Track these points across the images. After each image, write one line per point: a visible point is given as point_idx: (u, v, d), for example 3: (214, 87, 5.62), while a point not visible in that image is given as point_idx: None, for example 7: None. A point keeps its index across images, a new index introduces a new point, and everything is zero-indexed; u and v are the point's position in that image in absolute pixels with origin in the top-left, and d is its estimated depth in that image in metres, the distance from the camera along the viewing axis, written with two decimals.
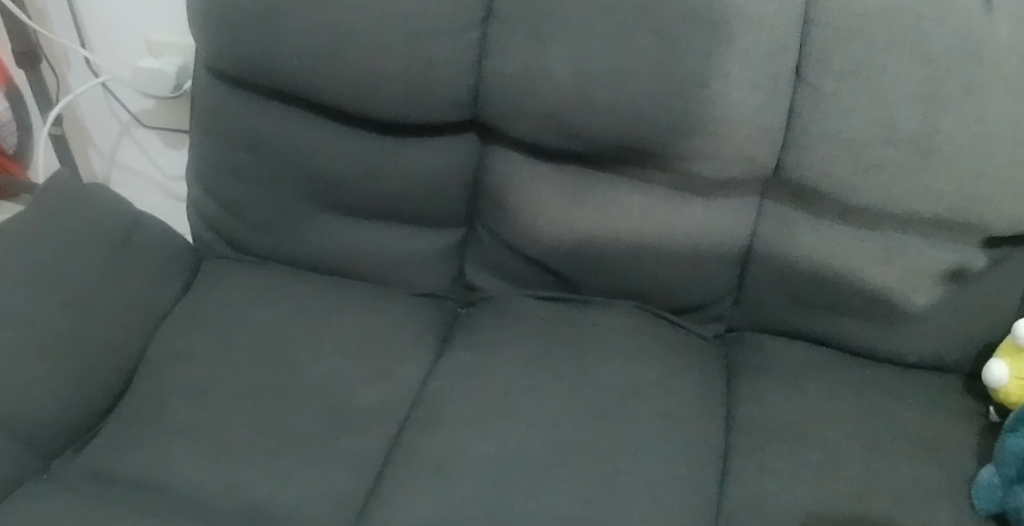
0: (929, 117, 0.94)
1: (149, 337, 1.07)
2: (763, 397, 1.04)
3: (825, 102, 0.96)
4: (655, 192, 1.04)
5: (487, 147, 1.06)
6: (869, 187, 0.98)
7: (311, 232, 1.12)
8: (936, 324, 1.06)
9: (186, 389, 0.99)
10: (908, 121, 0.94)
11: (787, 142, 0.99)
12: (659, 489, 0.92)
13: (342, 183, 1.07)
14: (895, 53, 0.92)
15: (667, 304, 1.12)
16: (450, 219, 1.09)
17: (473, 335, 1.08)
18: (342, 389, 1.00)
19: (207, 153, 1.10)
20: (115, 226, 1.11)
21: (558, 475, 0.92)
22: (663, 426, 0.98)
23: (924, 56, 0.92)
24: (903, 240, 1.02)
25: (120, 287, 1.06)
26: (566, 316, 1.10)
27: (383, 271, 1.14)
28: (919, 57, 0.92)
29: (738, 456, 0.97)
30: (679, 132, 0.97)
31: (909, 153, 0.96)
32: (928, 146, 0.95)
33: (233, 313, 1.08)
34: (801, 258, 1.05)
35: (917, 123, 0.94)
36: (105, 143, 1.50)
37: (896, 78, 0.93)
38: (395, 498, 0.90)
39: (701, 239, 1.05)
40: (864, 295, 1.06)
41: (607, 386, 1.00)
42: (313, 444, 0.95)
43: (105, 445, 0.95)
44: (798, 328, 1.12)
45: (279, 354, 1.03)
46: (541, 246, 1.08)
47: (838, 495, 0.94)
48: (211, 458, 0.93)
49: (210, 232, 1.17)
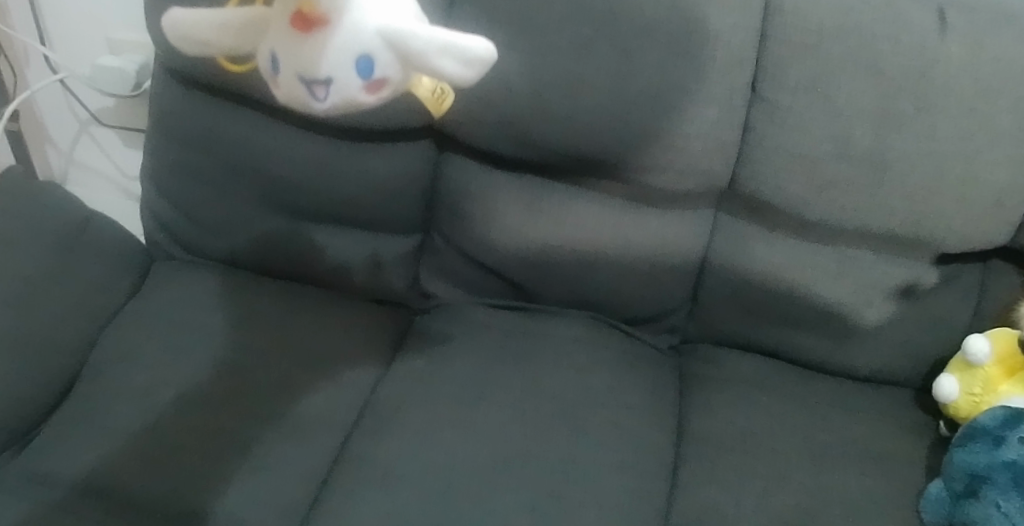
0: (881, 134, 0.95)
1: (94, 338, 1.05)
2: (716, 408, 1.04)
3: (779, 116, 0.97)
4: (612, 203, 1.04)
5: (445, 153, 1.04)
6: (821, 202, 1.00)
7: (266, 236, 1.10)
8: (885, 339, 1.08)
9: (134, 391, 0.98)
10: (860, 137, 0.96)
11: (741, 156, 1.00)
12: (610, 496, 0.92)
13: (298, 188, 1.05)
14: (848, 70, 0.94)
15: (622, 315, 1.12)
16: (405, 227, 1.08)
17: (427, 341, 1.07)
18: (294, 394, 0.99)
19: (160, 152, 1.08)
20: (65, 225, 1.09)
21: (508, 483, 0.91)
22: (614, 434, 0.98)
23: (877, 74, 0.93)
24: (856, 255, 1.04)
25: (68, 286, 1.05)
26: (521, 325, 1.09)
27: (338, 277, 1.12)
28: (872, 75, 0.93)
29: (689, 466, 0.98)
30: (635, 144, 0.98)
31: (861, 169, 0.97)
32: (879, 163, 0.96)
33: (183, 316, 1.06)
34: (755, 271, 1.06)
35: (868, 140, 0.96)
36: (63, 141, 1.48)
37: (849, 95, 0.94)
38: (343, 505, 0.89)
39: (658, 250, 1.05)
40: (818, 309, 1.07)
41: (561, 394, 1.00)
42: (262, 449, 0.93)
43: (46, 448, 0.93)
44: (751, 340, 1.13)
45: (228, 358, 1.01)
46: (496, 255, 1.07)
47: (785, 506, 0.94)
48: (155, 461, 0.91)
49: (161, 234, 1.15)
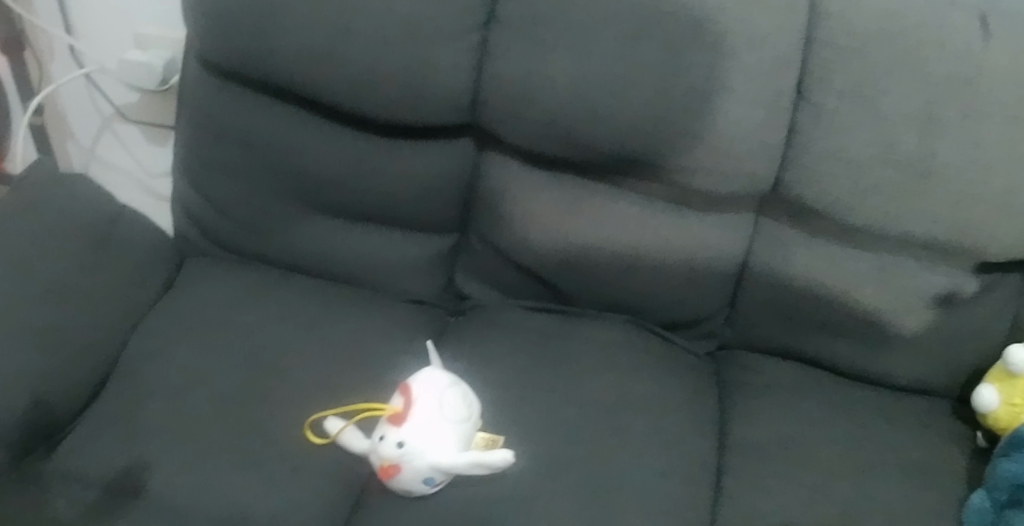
0: (927, 139, 0.93)
1: (127, 335, 1.04)
2: (758, 416, 1.02)
3: (824, 120, 0.95)
4: (653, 205, 1.02)
5: (484, 153, 1.03)
6: (867, 208, 0.97)
7: (300, 234, 1.09)
8: (925, 350, 1.06)
9: (168, 390, 0.96)
10: (907, 142, 0.94)
11: (786, 159, 0.98)
12: (656, 504, 0.90)
13: (333, 184, 1.03)
14: (894, 75, 0.92)
15: (660, 319, 1.10)
16: (441, 225, 1.06)
17: (463, 342, 1.05)
18: (329, 395, 0.97)
19: (193, 146, 1.06)
20: (97, 219, 1.07)
21: (551, 490, 0.89)
22: (659, 440, 0.96)
23: (924, 79, 0.91)
24: (898, 263, 1.01)
25: (102, 281, 1.03)
26: (558, 327, 1.07)
27: (372, 276, 1.11)
28: (919, 80, 0.91)
29: (734, 473, 0.96)
30: (678, 145, 0.96)
31: (907, 175, 0.95)
32: (925, 169, 0.94)
33: (217, 312, 1.05)
34: (796, 278, 1.04)
35: (915, 145, 0.94)
36: (86, 136, 1.46)
37: (896, 100, 0.92)
38: (384, 511, 0.87)
39: (698, 254, 1.03)
40: (858, 317, 1.05)
41: (601, 399, 0.98)
42: (300, 450, 0.92)
43: (80, 446, 0.92)
44: (790, 347, 1.10)
45: (263, 356, 1.00)
46: (534, 255, 1.05)
47: (831, 518, 0.92)
48: (193, 461, 0.90)
49: (193, 230, 1.14)
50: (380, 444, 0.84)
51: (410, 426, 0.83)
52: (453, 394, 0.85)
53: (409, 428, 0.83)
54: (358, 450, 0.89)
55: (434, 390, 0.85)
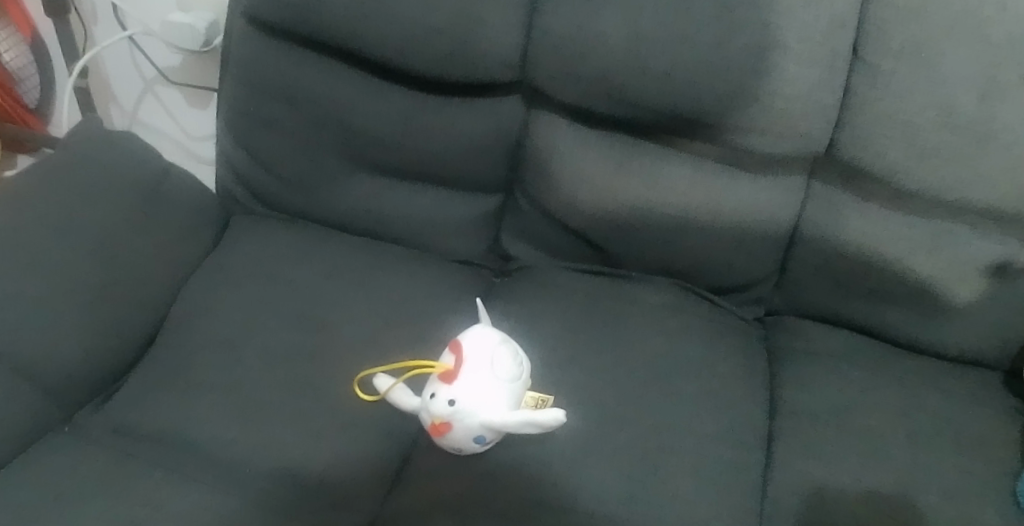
0: (986, 102, 0.90)
1: (175, 291, 1.05)
2: (807, 382, 1.00)
3: (881, 81, 0.92)
4: (704, 166, 0.99)
5: (533, 111, 1.01)
6: (923, 171, 0.94)
7: (346, 192, 1.09)
8: (976, 319, 1.02)
9: (216, 344, 0.97)
10: (966, 105, 0.90)
11: (842, 119, 0.95)
12: (705, 467, 0.89)
13: (380, 142, 1.03)
14: (954, 36, 0.88)
15: (707, 283, 1.08)
16: (488, 185, 1.06)
17: (509, 303, 1.05)
18: (376, 353, 0.97)
19: (240, 103, 1.06)
20: (144, 175, 1.08)
21: (599, 451, 0.89)
22: (709, 403, 0.94)
23: (983, 40, 0.87)
24: (953, 230, 0.98)
25: (150, 239, 1.05)
26: (604, 289, 1.06)
27: (418, 235, 1.10)
28: (978, 42, 0.88)
29: (784, 439, 0.94)
30: (731, 104, 0.94)
31: (966, 139, 0.91)
32: (983, 134, 0.91)
33: (264, 269, 1.05)
34: (848, 243, 1.01)
35: (974, 108, 0.90)
36: (129, 99, 1.47)
37: (955, 60, 0.89)
38: (435, 468, 0.89)
39: (749, 217, 1.01)
40: (909, 284, 1.02)
41: (649, 361, 0.97)
42: (349, 407, 0.92)
43: (131, 400, 0.94)
44: (839, 313, 1.08)
45: (311, 314, 1.00)
46: (581, 216, 1.04)
47: (882, 485, 0.90)
48: (244, 416, 0.91)
49: (239, 187, 1.14)
50: (431, 401, 0.84)
51: (461, 384, 0.83)
52: (504, 351, 0.85)
53: (459, 386, 0.83)
54: (408, 408, 0.87)
55: (485, 347, 0.84)
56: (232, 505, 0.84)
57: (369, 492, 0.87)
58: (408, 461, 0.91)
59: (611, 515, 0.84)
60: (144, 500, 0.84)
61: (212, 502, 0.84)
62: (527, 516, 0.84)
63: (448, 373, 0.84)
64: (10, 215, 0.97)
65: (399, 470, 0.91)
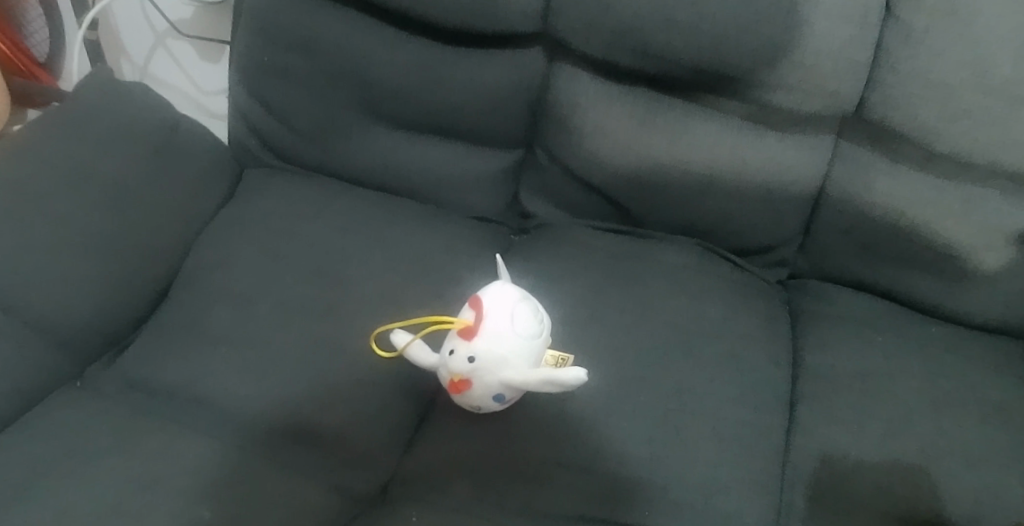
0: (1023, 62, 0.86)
1: (188, 245, 1.04)
2: (832, 344, 0.97)
3: (914, 39, 0.88)
4: (729, 123, 0.96)
5: (555, 64, 0.98)
6: (954, 134, 0.91)
7: (362, 146, 1.06)
8: (1004, 287, 0.98)
9: (230, 299, 0.95)
10: (1001, 65, 0.86)
11: (872, 79, 0.91)
12: (725, 430, 0.88)
13: (398, 94, 1.00)
14: None
15: (730, 244, 1.05)
16: (508, 140, 1.03)
17: (528, 261, 1.03)
18: (393, 310, 0.95)
19: (254, 54, 1.03)
20: (156, 128, 1.06)
21: (620, 411, 0.88)
22: (730, 366, 0.93)
23: None
24: (984, 193, 0.94)
25: (161, 192, 1.03)
26: (626, 248, 1.04)
27: (435, 190, 1.08)
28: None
29: (806, 403, 0.92)
30: (760, 59, 0.90)
31: (1000, 100, 0.88)
32: (1019, 95, 0.87)
33: (278, 224, 1.03)
34: (876, 205, 0.97)
35: (1010, 68, 0.86)
36: (139, 52, 1.43)
37: (991, 19, 0.85)
38: (455, 425, 0.88)
39: (774, 177, 0.98)
40: (934, 249, 0.97)
41: (671, 320, 0.95)
42: (365, 364, 0.91)
43: (143, 355, 0.92)
44: (862, 278, 1.04)
45: (326, 269, 0.98)
46: (602, 173, 1.02)
47: (907, 452, 0.88)
48: (258, 372, 0.89)
49: (253, 140, 1.12)
50: (449, 357, 0.82)
51: (480, 341, 0.81)
52: (524, 307, 0.83)
53: (479, 342, 0.81)
54: (425, 364, 0.86)
55: (506, 304, 0.83)
56: (248, 460, 0.83)
57: (388, 448, 0.87)
58: (425, 416, 0.91)
59: (632, 476, 0.84)
60: (157, 455, 0.83)
61: (228, 458, 0.83)
62: (546, 477, 0.84)
63: (468, 332, 0.82)
64: (19, 167, 0.96)
65: (417, 425, 0.91)
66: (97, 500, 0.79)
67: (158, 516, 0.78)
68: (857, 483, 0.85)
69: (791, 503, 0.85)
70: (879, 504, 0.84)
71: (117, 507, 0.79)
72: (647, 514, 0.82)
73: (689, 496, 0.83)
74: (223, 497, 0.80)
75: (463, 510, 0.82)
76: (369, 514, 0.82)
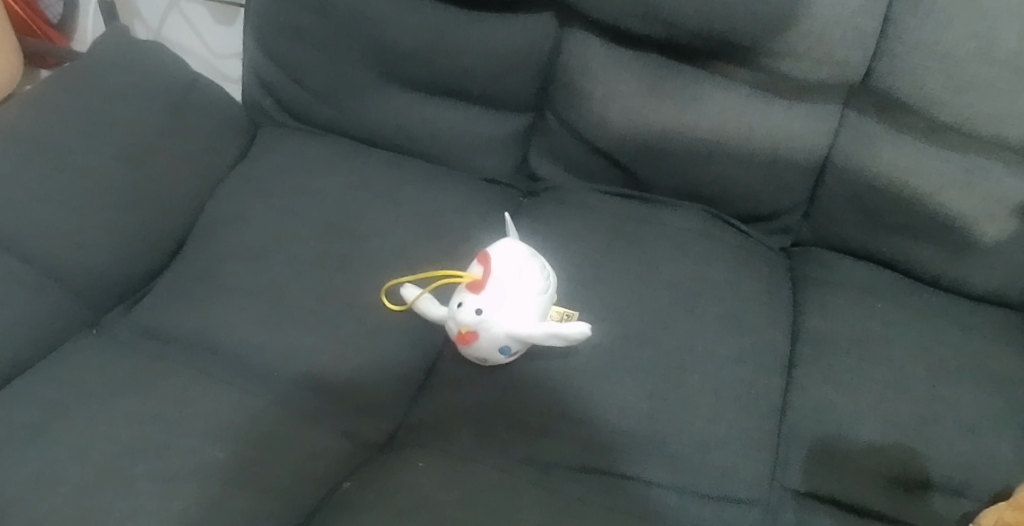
0: None
1: (202, 199, 1.06)
2: (833, 310, 0.98)
3: (922, 9, 0.88)
4: (738, 90, 0.97)
5: (566, 28, 1.00)
6: (959, 106, 0.91)
7: (375, 106, 1.08)
8: (1006, 259, 0.98)
9: (244, 253, 0.98)
10: (1008, 38, 0.87)
11: (879, 49, 0.92)
12: (724, 389, 0.90)
13: (412, 56, 1.02)
14: None
15: (735, 210, 1.07)
16: (519, 103, 1.05)
17: (536, 223, 1.05)
18: (404, 268, 0.97)
19: (269, 14, 1.05)
20: (172, 85, 1.07)
21: (624, 368, 0.90)
22: (731, 327, 0.94)
23: None
24: (987, 165, 0.93)
25: (177, 148, 1.05)
26: (632, 212, 1.06)
27: (446, 151, 1.10)
28: None
29: (804, 366, 0.93)
30: (769, 27, 0.91)
31: (1008, 73, 0.88)
32: None
33: (291, 182, 1.05)
34: (880, 175, 0.97)
35: (1016, 41, 0.86)
36: (152, 14, 1.44)
37: None
38: (463, 377, 0.91)
39: (781, 145, 0.98)
40: (936, 219, 0.97)
41: (675, 282, 0.97)
42: (376, 319, 0.93)
43: (158, 304, 0.95)
44: (864, 247, 1.04)
45: (338, 226, 1.00)
46: (610, 137, 1.03)
47: (900, 416, 0.89)
48: (271, 323, 0.92)
49: (268, 99, 1.13)
50: (458, 310, 0.85)
51: (488, 294, 0.84)
52: (531, 263, 0.86)
53: (487, 296, 0.84)
54: (434, 317, 0.89)
55: (515, 261, 0.85)
56: (260, 407, 0.86)
57: (397, 398, 0.90)
58: (434, 368, 0.94)
59: (631, 431, 0.86)
60: (172, 400, 0.86)
61: (240, 404, 0.86)
62: (550, 428, 0.86)
63: (480, 285, 0.85)
64: (36, 120, 0.98)
65: (426, 376, 0.93)
66: (111, 440, 0.82)
67: (170, 457, 0.81)
68: (849, 442, 0.87)
69: (785, 460, 0.87)
70: (871, 463, 0.86)
71: (131, 447, 0.82)
72: (645, 466, 0.85)
73: (687, 450, 0.86)
74: (234, 441, 0.83)
75: (468, 458, 0.84)
76: (378, 460, 0.85)
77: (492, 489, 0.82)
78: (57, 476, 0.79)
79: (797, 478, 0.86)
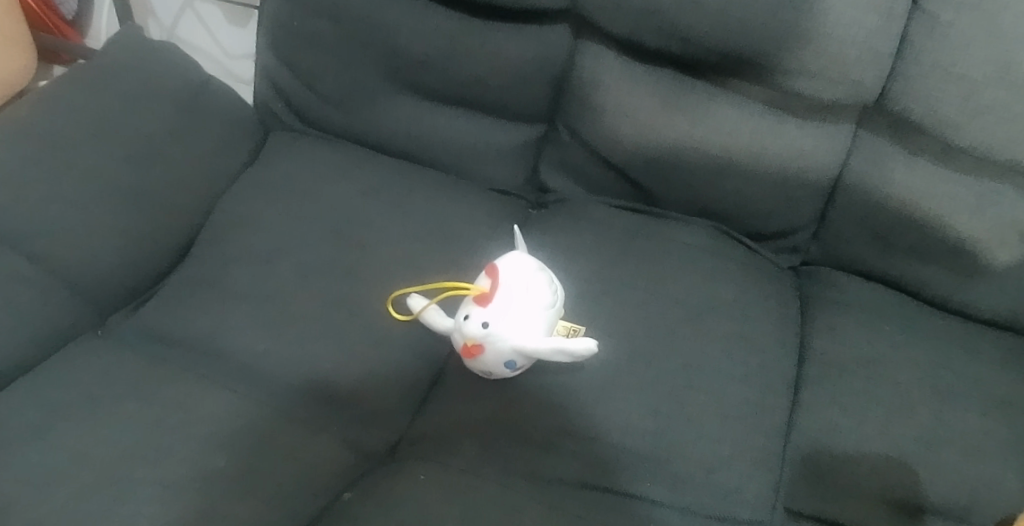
0: None
1: (211, 202, 1.06)
2: (840, 331, 0.97)
3: (939, 32, 0.88)
4: (750, 108, 0.96)
5: (580, 41, 0.99)
6: (973, 130, 0.90)
7: (386, 113, 1.08)
8: (1016, 284, 0.97)
9: (250, 257, 0.98)
10: None
11: (895, 70, 0.91)
12: (728, 409, 0.89)
13: (424, 65, 1.02)
14: None
15: (745, 228, 1.06)
16: (530, 114, 1.05)
17: (544, 235, 1.05)
18: (411, 277, 0.97)
19: (284, 18, 1.05)
20: (183, 87, 1.07)
21: (627, 384, 0.90)
22: (737, 345, 0.94)
23: None
24: (1000, 190, 0.93)
25: (187, 150, 1.05)
26: (640, 226, 1.05)
27: (456, 160, 1.10)
28: None
29: (810, 387, 0.93)
30: (783, 46, 0.90)
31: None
32: None
33: (300, 187, 1.05)
34: (891, 196, 0.97)
35: None
36: (165, 12, 1.44)
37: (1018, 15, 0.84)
38: (467, 388, 0.91)
39: (792, 163, 0.98)
40: (947, 243, 0.97)
41: (681, 299, 0.97)
42: (381, 327, 0.93)
43: (164, 306, 0.95)
44: (874, 268, 1.03)
45: (345, 233, 1.00)
46: (621, 151, 1.03)
47: (905, 440, 0.88)
48: (275, 329, 0.91)
49: (279, 102, 1.13)
50: (464, 322, 0.85)
51: (495, 307, 0.84)
52: (539, 276, 0.86)
53: (493, 308, 0.84)
54: (440, 329, 0.88)
55: (524, 275, 0.85)
56: (262, 414, 0.86)
57: (399, 408, 0.89)
58: (438, 378, 0.93)
59: (634, 448, 0.86)
60: (174, 403, 0.85)
61: (242, 410, 0.86)
62: (552, 443, 0.86)
63: (488, 298, 0.85)
64: (47, 119, 0.98)
65: (430, 387, 0.93)
66: (112, 443, 0.82)
67: (171, 461, 0.81)
68: (853, 466, 0.87)
69: (788, 482, 0.87)
70: (875, 487, 0.85)
71: (131, 452, 0.81)
72: (646, 484, 0.84)
73: (689, 469, 0.85)
74: (235, 447, 0.83)
75: (470, 470, 0.84)
76: (379, 470, 0.85)
77: (492, 503, 0.81)
78: (57, 478, 0.79)
79: (800, 501, 0.85)
